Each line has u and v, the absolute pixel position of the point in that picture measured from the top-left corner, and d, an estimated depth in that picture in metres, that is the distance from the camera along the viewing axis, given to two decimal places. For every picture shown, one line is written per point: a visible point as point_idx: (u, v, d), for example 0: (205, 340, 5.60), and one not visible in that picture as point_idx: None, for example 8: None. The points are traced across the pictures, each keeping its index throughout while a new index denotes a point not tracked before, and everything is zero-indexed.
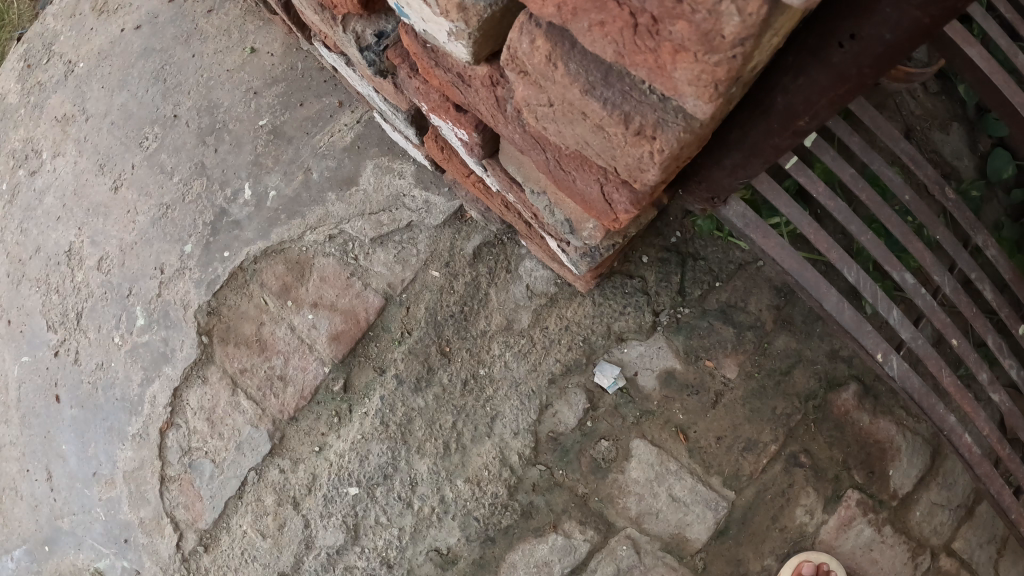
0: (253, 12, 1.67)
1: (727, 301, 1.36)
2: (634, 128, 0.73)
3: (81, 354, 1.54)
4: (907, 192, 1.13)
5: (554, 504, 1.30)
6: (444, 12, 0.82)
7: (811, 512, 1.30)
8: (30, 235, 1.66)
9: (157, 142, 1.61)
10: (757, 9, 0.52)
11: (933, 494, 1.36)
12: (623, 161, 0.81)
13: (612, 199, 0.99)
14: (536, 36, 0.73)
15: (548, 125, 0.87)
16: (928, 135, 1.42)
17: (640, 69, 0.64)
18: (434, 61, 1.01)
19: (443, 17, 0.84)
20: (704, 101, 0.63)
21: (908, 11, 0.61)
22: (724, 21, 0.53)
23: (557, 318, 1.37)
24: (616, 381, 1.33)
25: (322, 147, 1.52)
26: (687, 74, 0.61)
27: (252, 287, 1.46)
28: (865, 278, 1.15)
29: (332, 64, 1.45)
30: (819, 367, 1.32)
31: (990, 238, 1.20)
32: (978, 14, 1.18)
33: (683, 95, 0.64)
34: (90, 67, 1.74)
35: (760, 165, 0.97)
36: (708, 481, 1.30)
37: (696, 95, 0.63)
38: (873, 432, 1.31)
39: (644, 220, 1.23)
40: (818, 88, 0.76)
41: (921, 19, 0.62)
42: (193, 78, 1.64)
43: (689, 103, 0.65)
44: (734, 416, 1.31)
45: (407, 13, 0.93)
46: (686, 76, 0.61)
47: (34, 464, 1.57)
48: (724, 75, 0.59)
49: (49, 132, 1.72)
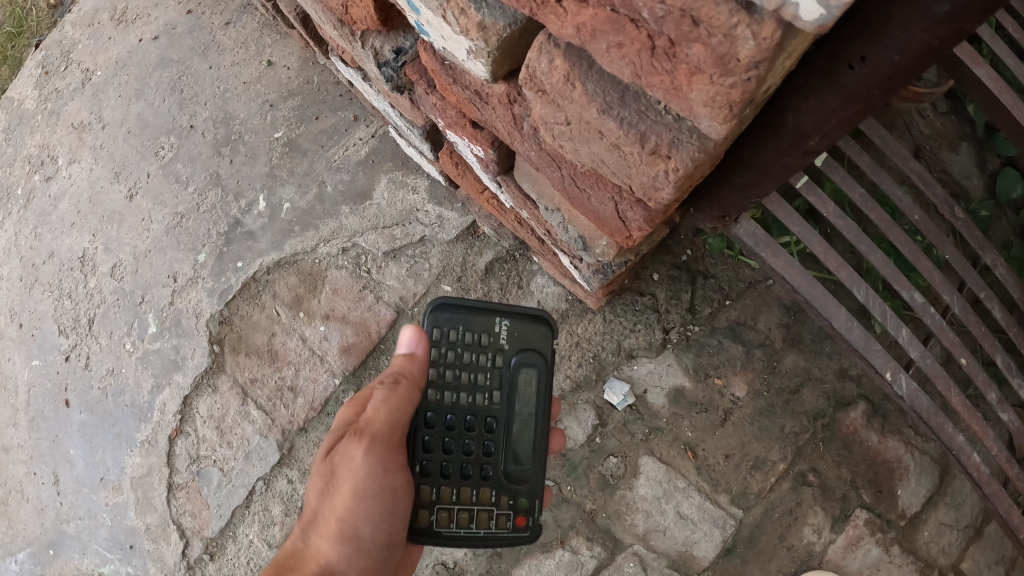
0: (271, 25, 1.68)
1: (737, 319, 1.37)
2: (649, 147, 0.75)
3: (92, 360, 1.52)
4: (916, 211, 1.14)
5: (561, 520, 1.32)
6: (464, 31, 0.85)
7: (819, 531, 1.27)
8: (43, 240, 1.64)
9: (173, 152, 1.61)
10: (771, 33, 0.53)
11: (941, 514, 1.30)
12: (638, 179, 0.83)
13: (626, 216, 1.01)
14: (556, 56, 0.75)
15: (565, 143, 0.90)
16: (937, 154, 1.41)
17: (656, 89, 0.66)
18: (452, 78, 1.04)
19: (464, 35, 0.86)
20: (718, 122, 0.64)
21: (916, 33, 0.62)
22: (739, 45, 0.54)
23: (567, 334, 1.40)
24: (625, 398, 1.36)
25: (336, 161, 1.53)
26: (703, 96, 0.62)
27: (265, 298, 1.46)
28: (875, 297, 1.17)
29: (347, 78, 1.47)
30: (827, 386, 1.32)
31: (999, 257, 1.20)
32: (987, 35, 1.19)
33: (698, 115, 0.65)
34: (108, 75, 1.73)
35: (771, 184, 0.99)
36: (715, 499, 1.31)
37: (711, 116, 0.64)
38: (882, 451, 1.29)
39: (655, 238, 1.26)
40: (829, 109, 0.77)
41: (929, 42, 0.62)
42: (209, 89, 1.65)
43: (704, 124, 0.66)
44: (742, 434, 1.32)
45: (427, 30, 0.95)
46: (701, 97, 0.62)
47: (42, 468, 1.50)
48: (738, 97, 0.60)
49: (64, 139, 1.71)
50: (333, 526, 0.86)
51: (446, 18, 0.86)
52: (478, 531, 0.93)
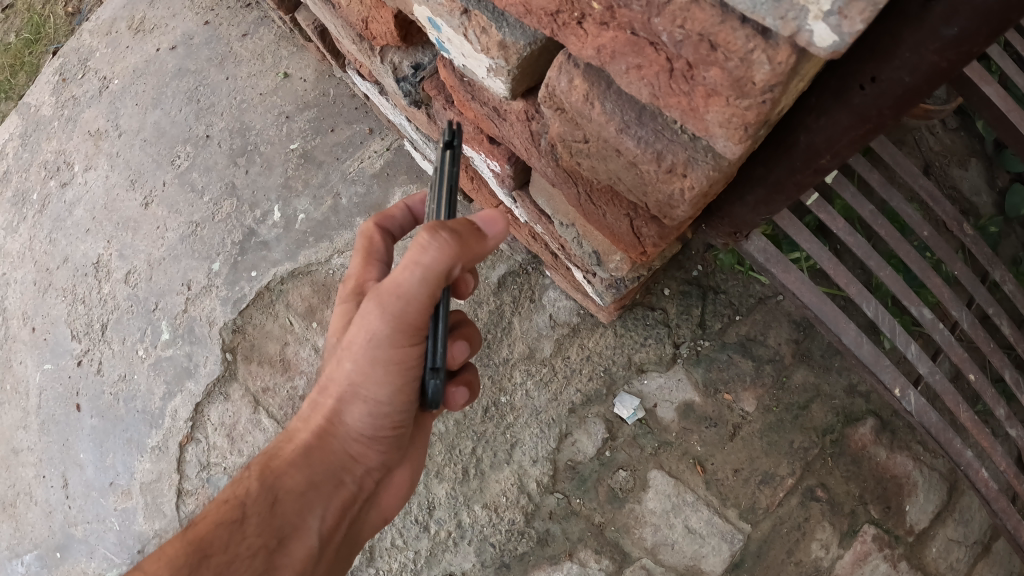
0: (288, 37, 1.69)
1: (747, 334, 1.39)
2: (665, 166, 0.77)
3: (104, 365, 1.53)
4: (925, 228, 1.16)
5: (570, 533, 1.33)
6: (485, 49, 0.87)
7: (826, 546, 1.27)
8: (58, 245, 1.65)
9: (188, 161, 1.62)
10: (786, 58, 0.55)
11: (950, 530, 1.30)
12: (655, 197, 0.85)
13: (640, 233, 1.03)
14: (575, 76, 0.79)
15: (582, 160, 0.92)
16: (947, 170, 1.43)
17: (674, 110, 0.68)
18: (470, 94, 1.06)
19: (484, 53, 0.88)
20: (734, 142, 0.66)
21: (926, 56, 0.63)
22: (755, 69, 0.56)
23: (579, 348, 1.44)
24: (635, 411, 1.37)
25: (352, 173, 1.53)
26: (719, 117, 0.64)
27: (278, 307, 1.46)
28: (884, 313, 1.19)
29: (363, 91, 1.49)
30: (837, 402, 1.33)
31: (1008, 273, 1.22)
32: (995, 53, 1.22)
33: (714, 136, 0.67)
34: (125, 84, 1.74)
35: (782, 202, 1.00)
36: (724, 513, 1.31)
37: (727, 136, 0.66)
38: (891, 466, 1.29)
39: (668, 254, 1.27)
40: (840, 128, 0.78)
41: (938, 64, 0.64)
42: (226, 99, 1.66)
43: (720, 144, 0.67)
44: (751, 449, 1.33)
45: (447, 48, 0.98)
46: (717, 118, 0.64)
47: (51, 471, 1.50)
48: (753, 119, 0.62)
49: (81, 146, 1.72)
50: (336, 390, 0.89)
51: (467, 36, 0.89)
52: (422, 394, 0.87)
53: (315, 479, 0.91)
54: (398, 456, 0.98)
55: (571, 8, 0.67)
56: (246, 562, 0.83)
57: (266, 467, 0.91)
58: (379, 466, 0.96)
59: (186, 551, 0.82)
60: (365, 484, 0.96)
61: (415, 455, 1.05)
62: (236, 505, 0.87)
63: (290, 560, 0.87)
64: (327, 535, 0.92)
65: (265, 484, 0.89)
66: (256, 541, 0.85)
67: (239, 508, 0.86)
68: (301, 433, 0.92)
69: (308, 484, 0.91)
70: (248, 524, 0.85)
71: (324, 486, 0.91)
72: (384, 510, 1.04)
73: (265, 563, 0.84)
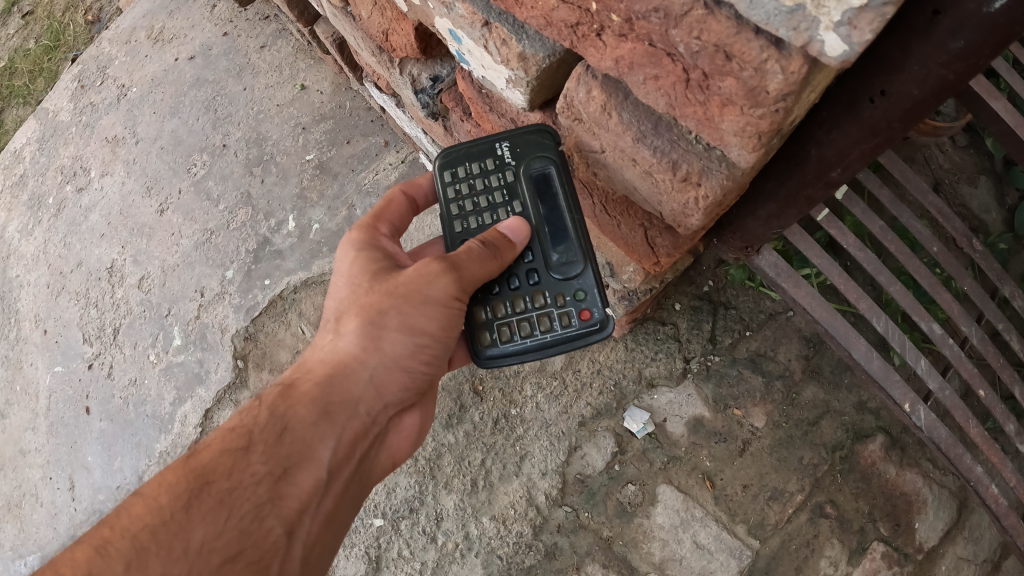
0: (305, 50, 1.71)
1: (757, 350, 1.39)
2: (680, 175, 0.78)
3: (115, 369, 1.53)
4: (935, 244, 1.17)
5: (578, 546, 1.33)
6: (505, 60, 0.89)
7: (835, 564, 1.27)
8: (72, 249, 1.67)
9: (204, 169, 1.63)
10: (798, 68, 0.55)
11: (959, 548, 1.30)
12: (669, 206, 0.86)
13: (655, 243, 1.02)
14: (593, 87, 0.80)
15: (599, 170, 0.94)
16: (956, 188, 1.45)
17: (690, 120, 0.70)
18: (488, 105, 1.07)
19: (504, 65, 0.90)
20: (747, 151, 0.67)
21: (934, 69, 0.64)
22: (769, 79, 0.57)
23: (589, 361, 1.44)
24: (645, 425, 1.38)
25: (366, 185, 1.54)
26: (734, 126, 0.65)
27: (291, 315, 1.46)
28: (893, 329, 1.19)
29: (380, 103, 1.50)
30: (846, 419, 1.33)
31: (1018, 290, 1.22)
32: (1004, 71, 1.23)
33: (729, 145, 0.68)
34: (143, 92, 1.77)
35: (794, 216, 1.00)
36: (732, 529, 1.30)
37: (741, 145, 0.67)
38: (899, 483, 1.30)
39: (681, 267, 1.29)
40: (850, 141, 0.78)
41: (946, 77, 0.64)
42: (242, 110, 1.67)
43: (734, 153, 0.69)
44: (761, 465, 1.32)
45: (467, 60, 0.99)
46: (732, 127, 0.65)
47: (58, 473, 1.50)
48: (767, 129, 0.63)
49: (98, 151, 1.75)
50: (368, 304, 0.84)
51: (487, 47, 0.90)
52: (544, 336, 0.89)
53: (329, 406, 0.82)
54: (415, 395, 0.91)
55: (590, 20, 0.68)
56: (251, 489, 0.75)
57: (276, 394, 0.83)
58: (399, 402, 0.88)
59: (188, 477, 0.74)
60: (378, 419, 0.86)
61: (424, 400, 0.98)
62: (242, 433, 0.78)
63: (297, 489, 0.78)
64: (339, 465, 0.83)
65: (274, 411, 0.80)
66: (261, 468, 0.76)
67: (245, 435, 0.78)
68: (310, 361, 0.86)
69: (322, 411, 0.81)
70: (255, 451, 0.77)
71: (337, 415, 0.82)
72: (392, 455, 0.94)
73: (270, 493, 0.76)
